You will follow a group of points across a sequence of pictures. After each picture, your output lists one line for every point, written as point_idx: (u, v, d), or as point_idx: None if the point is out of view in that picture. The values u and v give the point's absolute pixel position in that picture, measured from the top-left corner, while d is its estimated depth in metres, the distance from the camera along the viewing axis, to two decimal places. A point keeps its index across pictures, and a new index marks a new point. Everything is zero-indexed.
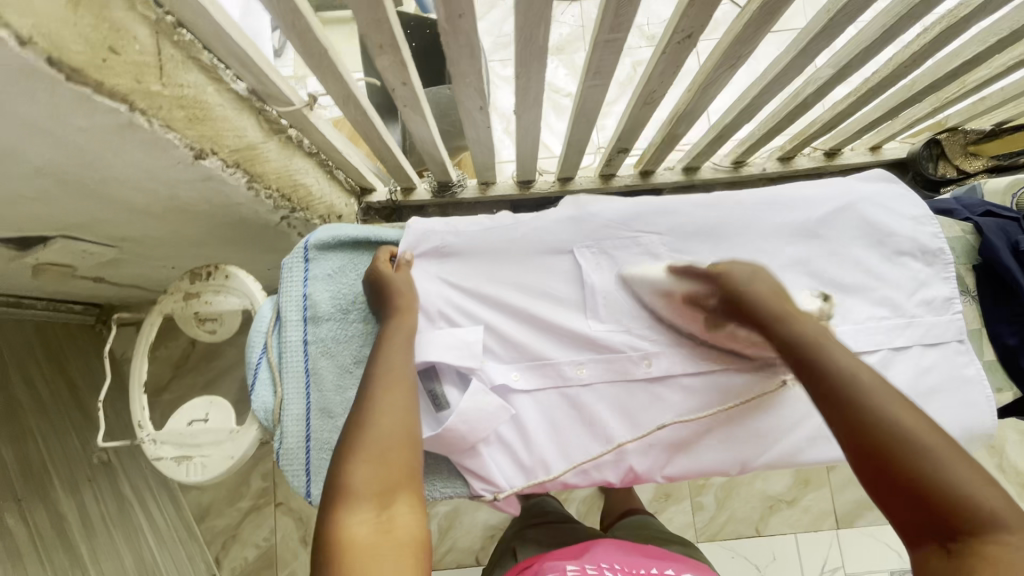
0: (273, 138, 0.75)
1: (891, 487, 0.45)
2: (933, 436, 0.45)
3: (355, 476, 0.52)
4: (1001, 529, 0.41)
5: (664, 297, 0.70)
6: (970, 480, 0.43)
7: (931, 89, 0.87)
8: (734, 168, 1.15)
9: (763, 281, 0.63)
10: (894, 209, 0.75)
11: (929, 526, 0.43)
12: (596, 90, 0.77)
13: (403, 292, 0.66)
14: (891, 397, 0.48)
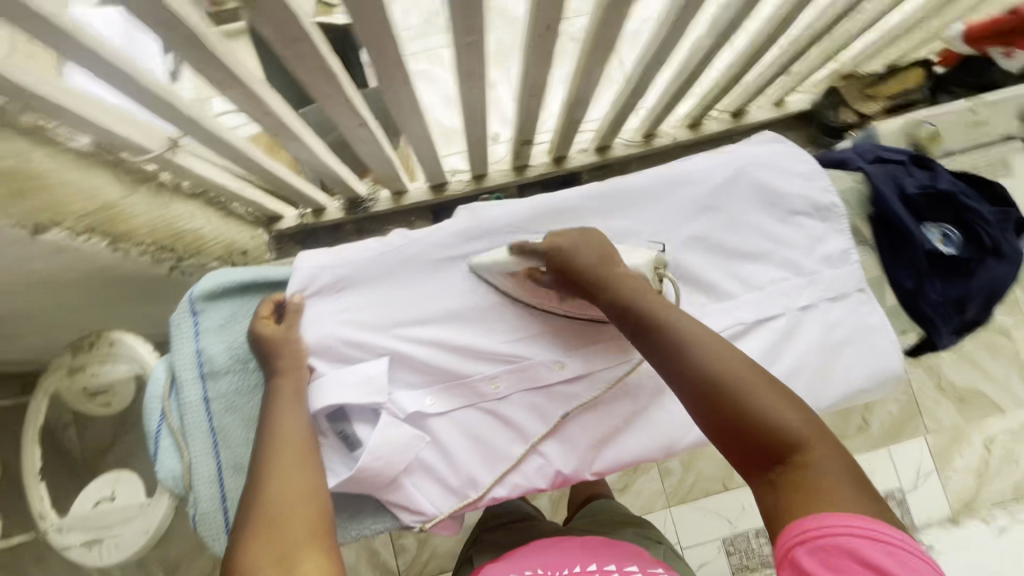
0: (139, 189, 0.70)
1: (728, 434, 0.49)
2: (748, 378, 0.49)
3: (247, 555, 0.49)
4: (808, 452, 0.46)
5: (508, 280, 0.68)
6: (783, 411, 0.48)
7: (814, 43, 0.88)
8: (646, 142, 1.14)
9: (591, 246, 0.63)
10: (784, 171, 0.76)
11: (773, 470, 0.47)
12: (474, 91, 0.74)
13: (282, 351, 0.64)
14: (722, 349, 0.51)
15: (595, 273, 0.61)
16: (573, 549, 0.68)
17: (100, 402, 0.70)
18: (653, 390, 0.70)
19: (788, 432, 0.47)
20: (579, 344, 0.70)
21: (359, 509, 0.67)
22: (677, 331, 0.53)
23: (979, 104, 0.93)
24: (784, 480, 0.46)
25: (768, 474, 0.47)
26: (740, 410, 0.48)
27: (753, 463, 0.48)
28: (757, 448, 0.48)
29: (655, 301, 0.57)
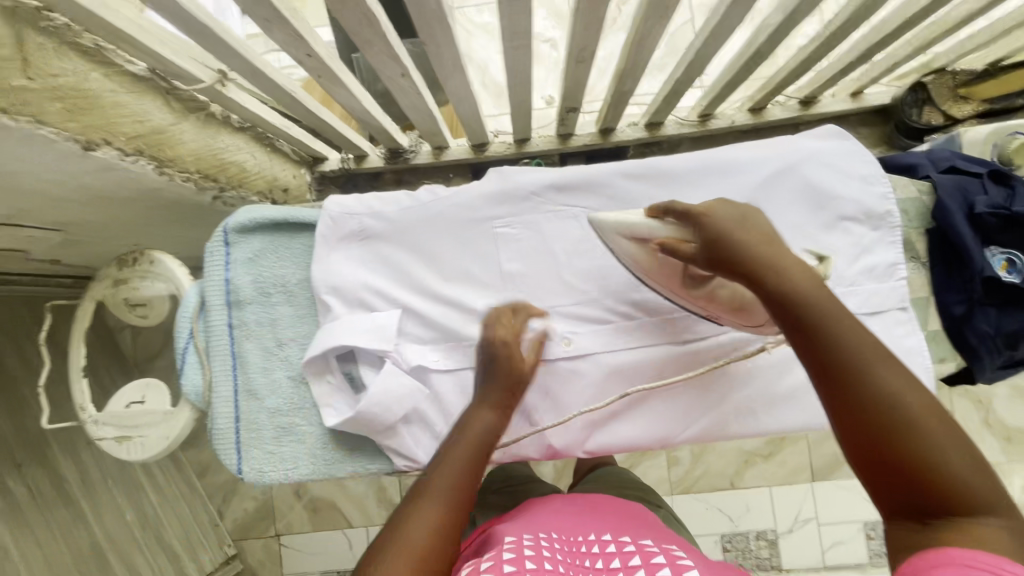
0: (188, 118, 0.74)
1: (876, 461, 0.40)
2: (916, 401, 0.41)
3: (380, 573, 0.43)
4: (966, 501, 0.39)
5: (639, 249, 0.62)
6: (950, 449, 0.40)
7: (903, 32, 0.79)
8: (701, 122, 1.08)
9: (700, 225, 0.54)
10: (839, 171, 0.71)
11: (911, 505, 0.40)
12: (519, 53, 0.72)
13: (515, 372, 0.61)
14: (895, 364, 0.42)
15: (749, 252, 0.50)
16: (579, 517, 0.65)
17: (138, 314, 0.75)
18: (658, 380, 0.69)
19: (940, 463, 0.39)
20: (589, 323, 0.70)
21: (354, 449, 0.70)
22: (862, 334, 0.43)
23: None
24: (942, 522, 0.39)
25: (915, 513, 0.39)
26: (900, 441, 0.40)
27: (889, 491, 0.40)
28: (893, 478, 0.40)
29: (816, 289, 0.46)
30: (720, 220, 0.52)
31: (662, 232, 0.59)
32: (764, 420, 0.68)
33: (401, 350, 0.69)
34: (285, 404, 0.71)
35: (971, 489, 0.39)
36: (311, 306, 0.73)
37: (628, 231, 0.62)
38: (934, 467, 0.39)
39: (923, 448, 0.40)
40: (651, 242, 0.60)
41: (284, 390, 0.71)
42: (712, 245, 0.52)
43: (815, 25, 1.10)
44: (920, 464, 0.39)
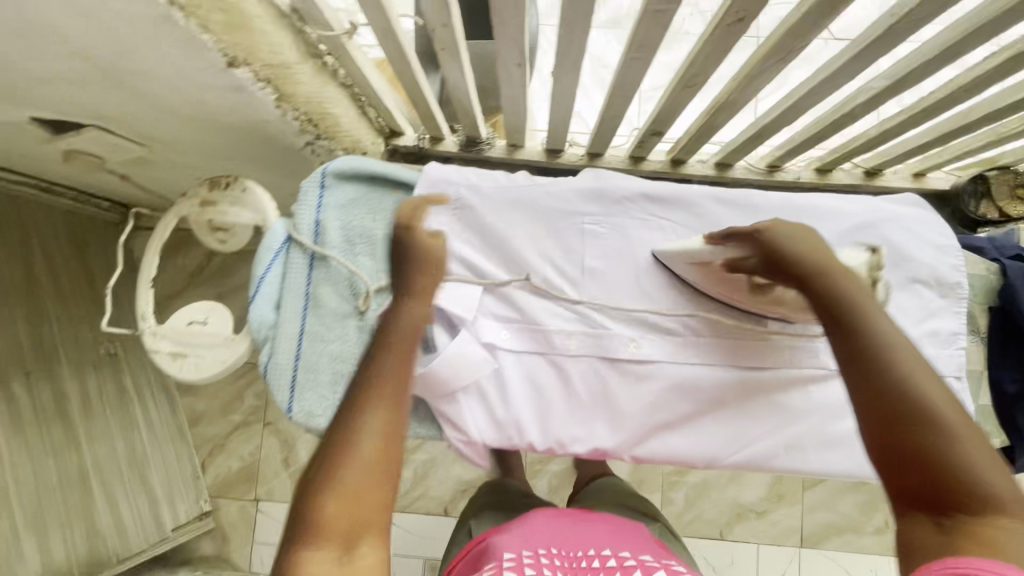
0: (308, 61, 0.77)
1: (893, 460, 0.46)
2: (965, 425, 0.45)
3: (326, 506, 0.47)
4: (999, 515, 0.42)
5: (696, 270, 0.68)
6: (978, 459, 0.44)
7: (988, 121, 0.84)
8: (768, 172, 1.12)
9: (810, 241, 0.58)
10: (917, 236, 0.74)
11: (925, 496, 0.44)
12: (631, 68, 0.77)
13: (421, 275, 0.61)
14: (931, 380, 0.47)
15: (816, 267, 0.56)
16: (572, 530, 0.70)
17: (217, 238, 0.76)
18: (715, 398, 0.70)
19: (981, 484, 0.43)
20: (660, 331, 0.71)
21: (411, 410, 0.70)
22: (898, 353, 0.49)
23: None
24: (958, 525, 0.42)
25: (935, 515, 0.44)
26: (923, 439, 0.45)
27: (910, 498, 0.45)
28: (924, 486, 0.44)
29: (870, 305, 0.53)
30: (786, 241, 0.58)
31: (723, 253, 0.64)
32: (809, 458, 0.70)
33: (478, 321, 0.70)
34: (350, 352, 0.71)
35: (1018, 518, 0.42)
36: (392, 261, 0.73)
37: (686, 255, 0.67)
38: (980, 491, 0.43)
39: (962, 466, 0.43)
40: (713, 262, 0.66)
41: (350, 338, 0.71)
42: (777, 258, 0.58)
43: (884, 109, 1.16)
44: (961, 480, 0.43)
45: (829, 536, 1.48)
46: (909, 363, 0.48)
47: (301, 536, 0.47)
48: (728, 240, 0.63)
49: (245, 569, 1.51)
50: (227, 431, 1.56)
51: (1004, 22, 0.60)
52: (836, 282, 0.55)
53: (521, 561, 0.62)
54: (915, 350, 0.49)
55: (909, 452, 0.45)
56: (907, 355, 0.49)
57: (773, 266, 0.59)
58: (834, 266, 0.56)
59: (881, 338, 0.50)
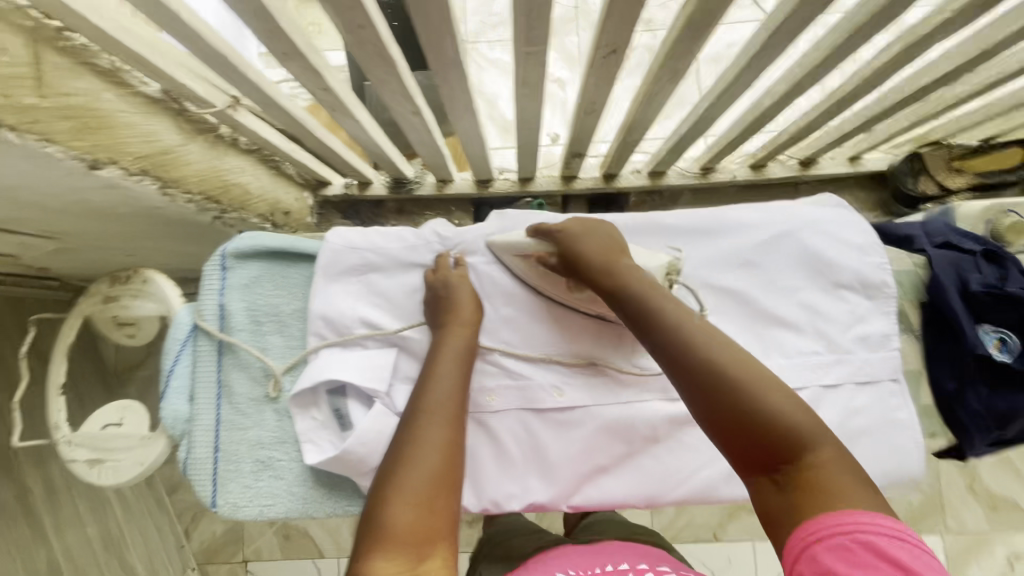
0: (196, 139, 0.74)
1: (730, 435, 0.49)
2: (766, 386, 0.49)
3: (397, 515, 0.47)
4: (818, 454, 0.47)
5: (522, 261, 0.70)
6: (791, 411, 0.48)
7: (903, 105, 0.83)
8: (702, 174, 1.10)
9: (601, 237, 0.66)
10: (838, 239, 0.72)
11: (765, 461, 0.48)
12: (527, 102, 0.75)
13: (468, 309, 0.65)
14: (725, 350, 0.52)
15: (600, 263, 0.63)
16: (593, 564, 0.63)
17: (124, 333, 0.74)
18: (647, 436, 0.68)
19: (797, 433, 0.47)
20: (581, 375, 0.69)
21: (337, 488, 0.69)
22: (692, 337, 0.53)
23: None
24: (794, 480, 0.46)
25: (772, 475, 0.48)
26: (744, 410, 0.49)
27: (752, 465, 0.48)
28: (761, 449, 0.48)
29: (654, 292, 0.59)
30: (575, 241, 0.65)
31: (535, 246, 0.68)
32: None
33: (396, 389, 0.70)
34: (270, 436, 0.69)
35: (834, 453, 0.47)
36: (302, 337, 0.72)
37: (512, 248, 0.70)
38: (797, 440, 0.47)
39: (771, 422, 0.48)
40: (529, 254, 0.69)
41: (269, 422, 0.70)
42: (572, 257, 0.64)
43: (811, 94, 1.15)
44: (783, 434, 0.47)
45: None
46: (696, 337, 0.53)
47: (370, 548, 0.45)
48: (536, 238, 0.68)
49: None
50: None
51: (879, 23, 0.58)
52: (628, 278, 0.61)
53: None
54: (703, 328, 0.55)
55: (736, 420, 0.49)
56: (696, 334, 0.54)
57: (574, 267, 0.65)
58: (619, 260, 0.63)
59: (673, 320, 0.55)
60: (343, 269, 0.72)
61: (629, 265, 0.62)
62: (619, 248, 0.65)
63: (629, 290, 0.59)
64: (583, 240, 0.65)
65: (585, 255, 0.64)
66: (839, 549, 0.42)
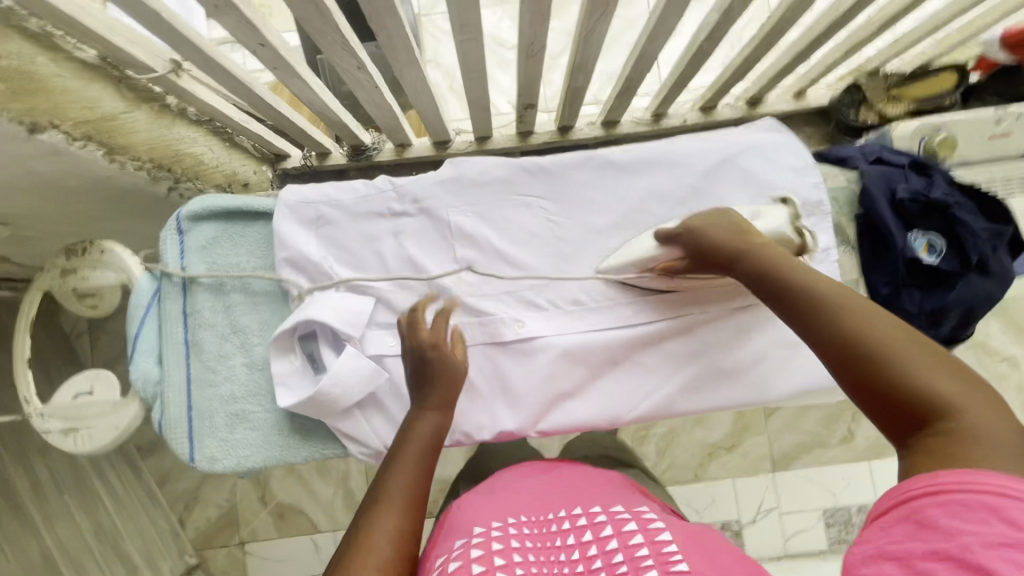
0: (140, 107, 0.74)
1: (870, 393, 0.46)
2: (912, 346, 0.45)
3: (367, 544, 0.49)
4: (961, 418, 0.42)
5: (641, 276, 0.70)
6: (938, 374, 0.43)
7: (833, 31, 0.85)
8: (654, 121, 1.12)
9: (726, 222, 0.62)
10: (775, 161, 0.76)
11: (903, 422, 0.44)
12: (469, 49, 0.76)
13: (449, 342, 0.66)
14: (873, 311, 0.48)
15: (725, 244, 0.60)
16: (548, 488, 0.62)
17: (87, 304, 0.74)
18: (606, 359, 0.71)
19: (938, 395, 0.43)
20: (538, 309, 0.73)
21: (312, 435, 0.71)
22: (832, 300, 0.50)
23: (1005, 115, 0.89)
24: (931, 444, 0.42)
25: (907, 441, 0.44)
26: (879, 369, 0.45)
27: (894, 425, 0.44)
28: (899, 410, 0.44)
29: (794, 266, 0.56)
30: (700, 233, 0.62)
31: (660, 254, 0.67)
32: (708, 398, 0.71)
33: (371, 335, 0.72)
34: (240, 390, 0.71)
35: (993, 419, 0.41)
36: (266, 295, 0.73)
37: (632, 264, 0.70)
38: (936, 401, 0.43)
39: (909, 379, 0.44)
40: (653, 264, 0.68)
41: (239, 377, 0.71)
42: (700, 251, 0.62)
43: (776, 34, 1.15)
44: (925, 398, 0.43)
45: (799, 456, 1.50)
46: (843, 302, 0.50)
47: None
48: (663, 244, 0.66)
49: None
50: (198, 484, 1.52)
51: None
52: (757, 256, 0.58)
53: (489, 536, 0.53)
54: (845, 290, 0.51)
55: (882, 386, 0.45)
56: (842, 299, 0.50)
57: (702, 256, 0.62)
58: (755, 239, 0.59)
59: (811, 287, 0.52)
60: (297, 225, 0.73)
61: (758, 240, 0.59)
62: (752, 228, 0.61)
63: (753, 266, 0.57)
64: (705, 225, 0.62)
65: (717, 241, 0.61)
66: (953, 503, 0.37)
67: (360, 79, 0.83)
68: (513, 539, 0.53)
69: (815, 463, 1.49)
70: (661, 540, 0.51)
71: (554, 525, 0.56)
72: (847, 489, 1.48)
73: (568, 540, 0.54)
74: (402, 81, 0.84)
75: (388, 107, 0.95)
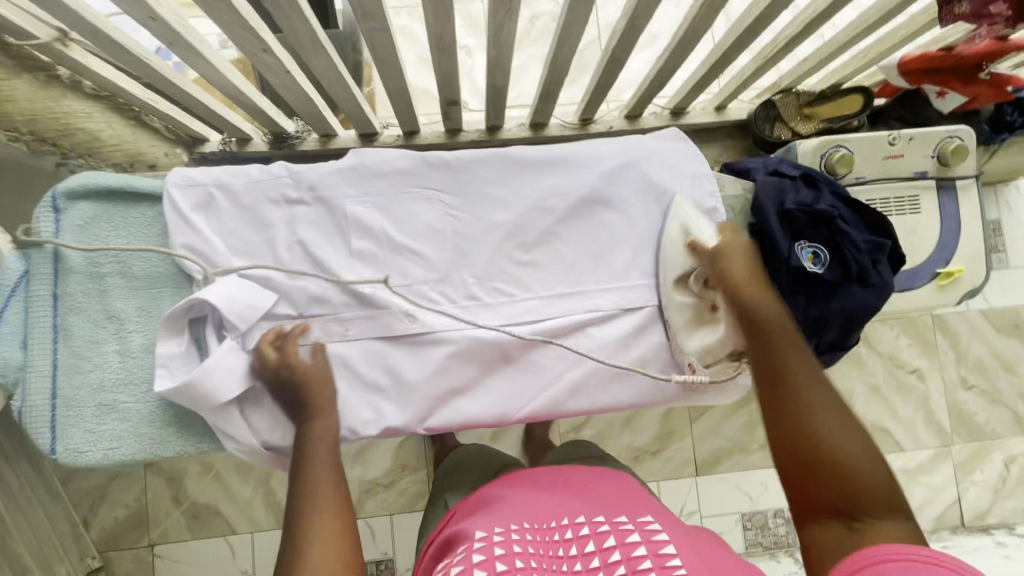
0: (20, 76, 0.71)
1: (816, 463, 0.54)
2: (862, 440, 0.54)
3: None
4: (879, 508, 0.51)
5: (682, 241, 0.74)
6: (874, 467, 0.52)
7: (742, 47, 0.89)
8: (582, 125, 1.14)
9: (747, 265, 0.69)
10: (675, 169, 0.78)
11: (834, 501, 0.52)
12: (377, 39, 0.75)
13: (322, 392, 0.66)
14: (834, 399, 0.57)
15: (735, 281, 0.67)
16: (554, 500, 0.64)
17: None
18: (498, 357, 0.72)
19: (870, 483, 0.52)
20: (433, 304, 0.72)
21: (188, 426, 0.69)
22: (804, 373, 0.59)
23: (899, 136, 0.95)
24: (857, 526, 0.50)
25: (843, 520, 0.51)
26: (829, 447, 0.54)
27: (821, 502, 0.53)
28: (834, 487, 0.52)
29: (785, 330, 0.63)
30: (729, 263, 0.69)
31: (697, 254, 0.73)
32: (596, 398, 0.73)
33: (263, 328, 0.70)
34: (113, 379, 0.67)
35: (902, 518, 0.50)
36: (147, 279, 0.70)
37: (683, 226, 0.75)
38: (868, 488, 0.51)
39: (851, 462, 0.52)
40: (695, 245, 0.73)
41: (112, 364, 0.68)
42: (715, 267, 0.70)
43: (702, 49, 1.18)
44: (857, 481, 0.52)
45: (721, 461, 1.54)
46: (818, 381, 0.58)
47: None
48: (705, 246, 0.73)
49: None
50: (104, 483, 1.43)
51: None
52: (761, 309, 0.65)
53: (491, 540, 0.55)
54: (816, 370, 0.60)
55: (828, 462, 0.53)
56: (815, 378, 0.59)
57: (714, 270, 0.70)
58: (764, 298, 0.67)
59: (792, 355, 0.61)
60: (181, 208, 0.70)
61: (770, 299, 0.66)
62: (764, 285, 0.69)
63: (759, 316, 0.65)
64: (737, 267, 0.68)
65: (741, 282, 0.67)
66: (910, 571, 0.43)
67: (267, 62, 0.81)
68: (516, 544, 0.55)
69: (735, 467, 1.53)
70: (662, 555, 0.53)
71: (557, 535, 0.58)
72: (763, 493, 1.53)
73: (568, 547, 0.56)
74: (314, 67, 0.83)
75: (304, 95, 0.93)
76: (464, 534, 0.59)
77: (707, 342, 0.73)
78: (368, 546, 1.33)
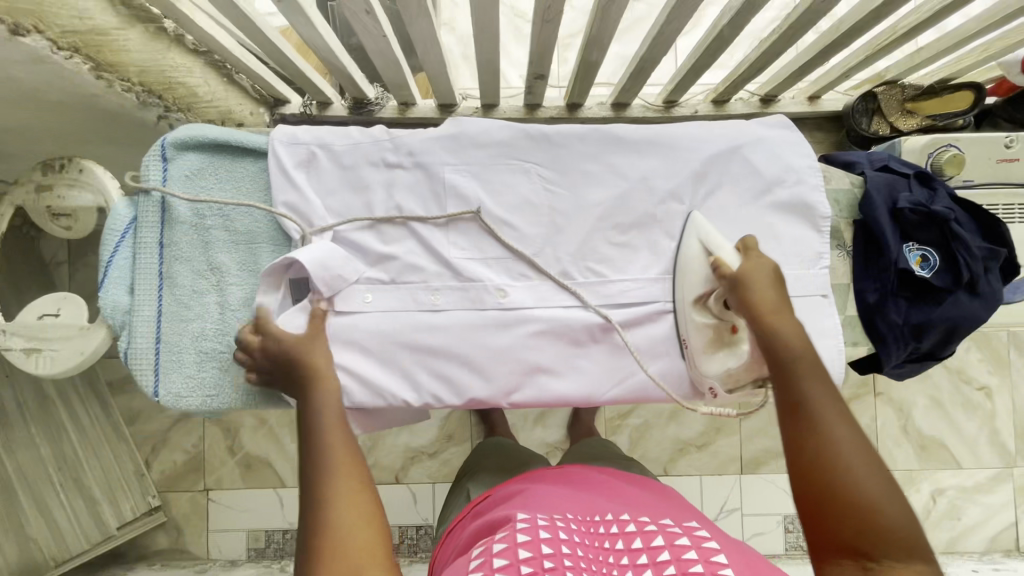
0: (134, 27, 0.72)
1: (831, 503, 0.49)
2: (881, 474, 0.50)
3: None
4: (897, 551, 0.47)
5: (699, 252, 0.68)
6: (895, 506, 0.48)
7: (858, 33, 0.83)
8: (666, 108, 1.10)
9: (766, 279, 0.61)
10: (784, 158, 0.74)
11: (852, 543, 0.48)
12: (484, 7, 0.73)
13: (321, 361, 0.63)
14: (852, 431, 0.52)
15: (751, 301, 0.60)
16: (594, 497, 0.63)
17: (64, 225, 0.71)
18: (586, 337, 0.71)
19: (894, 526, 0.48)
20: (521, 280, 0.72)
21: None
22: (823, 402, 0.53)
23: (1015, 139, 0.89)
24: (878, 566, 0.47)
25: (859, 559, 0.48)
26: (847, 489, 0.49)
27: (836, 543, 0.49)
28: (848, 530, 0.48)
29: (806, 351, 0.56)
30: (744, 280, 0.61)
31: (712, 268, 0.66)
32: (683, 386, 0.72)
33: (354, 290, 0.70)
34: (212, 329, 0.69)
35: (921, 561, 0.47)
36: (248, 235, 0.71)
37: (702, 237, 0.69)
38: (893, 531, 0.47)
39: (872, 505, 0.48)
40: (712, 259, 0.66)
41: (211, 315, 0.70)
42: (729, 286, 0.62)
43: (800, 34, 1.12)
44: (877, 524, 0.48)
45: (767, 461, 1.51)
46: (835, 417, 0.53)
47: None
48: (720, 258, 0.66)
49: (203, 557, 1.48)
50: (166, 428, 1.50)
51: None
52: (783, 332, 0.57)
53: (535, 523, 0.55)
54: (833, 398, 0.54)
55: (848, 505, 0.49)
56: (834, 413, 0.53)
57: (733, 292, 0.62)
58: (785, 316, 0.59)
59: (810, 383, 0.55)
60: (284, 166, 0.70)
61: (790, 317, 0.58)
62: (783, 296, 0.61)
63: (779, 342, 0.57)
64: (754, 287, 0.60)
65: (760, 299, 0.59)
66: None
67: (366, 25, 0.80)
68: (559, 531, 0.55)
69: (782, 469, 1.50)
70: (716, 561, 0.51)
71: (603, 529, 0.57)
72: None
73: (616, 542, 0.55)
74: (412, 33, 0.81)
75: (394, 61, 0.92)
76: (505, 521, 0.58)
77: (727, 368, 0.66)
78: (411, 510, 1.36)
